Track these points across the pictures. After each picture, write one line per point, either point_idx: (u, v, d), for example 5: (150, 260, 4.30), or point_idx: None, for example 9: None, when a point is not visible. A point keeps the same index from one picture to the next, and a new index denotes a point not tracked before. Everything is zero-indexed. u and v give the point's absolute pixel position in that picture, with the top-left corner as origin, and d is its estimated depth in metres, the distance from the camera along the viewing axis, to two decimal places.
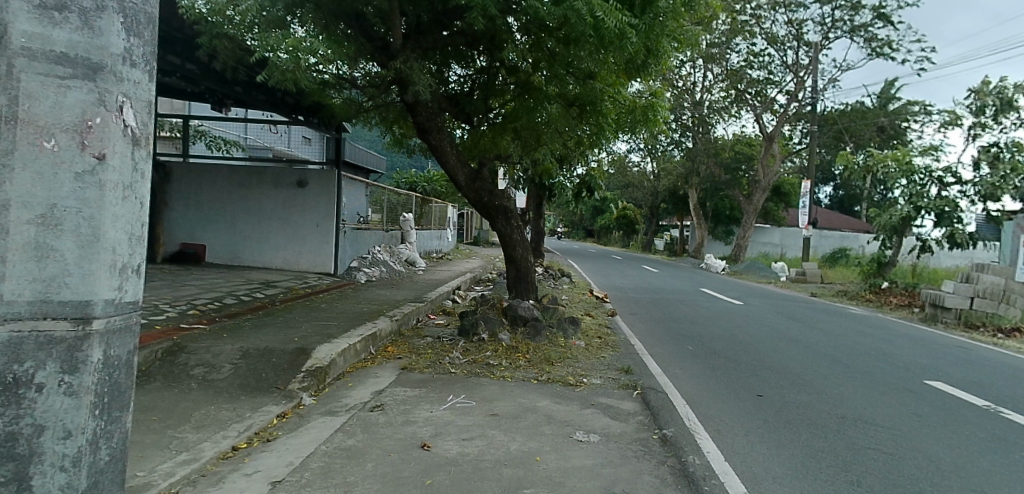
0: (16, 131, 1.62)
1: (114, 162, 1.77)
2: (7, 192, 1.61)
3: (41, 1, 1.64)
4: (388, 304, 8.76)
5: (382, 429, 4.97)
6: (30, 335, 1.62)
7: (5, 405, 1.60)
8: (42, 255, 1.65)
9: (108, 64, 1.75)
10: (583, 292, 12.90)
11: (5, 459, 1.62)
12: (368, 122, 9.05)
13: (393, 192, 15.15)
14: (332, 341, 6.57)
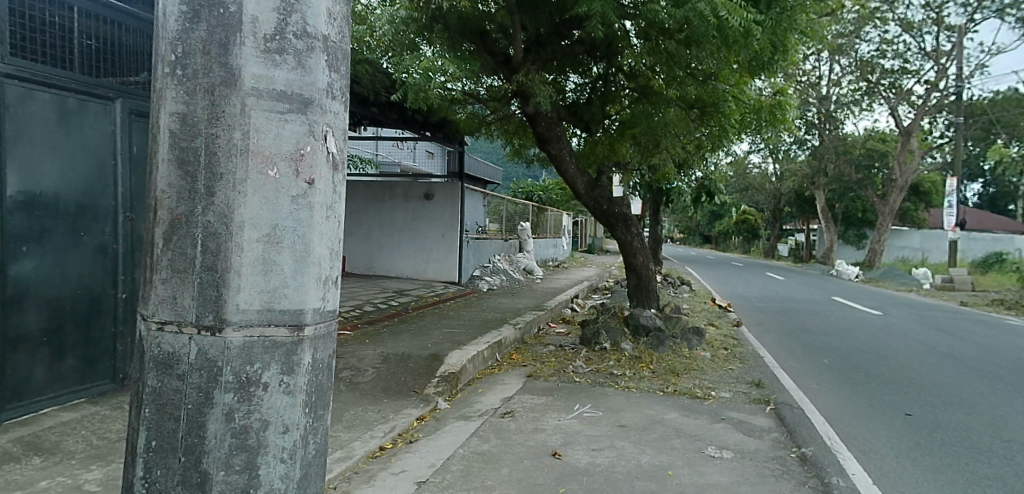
0: (248, 161, 1.82)
1: (321, 186, 1.93)
2: (241, 214, 1.81)
3: (266, 47, 1.85)
4: (510, 313, 8.93)
5: (514, 435, 5.07)
6: (259, 340, 1.81)
7: (239, 401, 1.78)
8: (268, 268, 1.83)
9: (316, 99, 1.93)
10: (705, 301, 12.46)
11: (239, 450, 1.79)
12: (490, 135, 9.35)
13: (508, 202, 15.46)
14: (461, 347, 6.82)
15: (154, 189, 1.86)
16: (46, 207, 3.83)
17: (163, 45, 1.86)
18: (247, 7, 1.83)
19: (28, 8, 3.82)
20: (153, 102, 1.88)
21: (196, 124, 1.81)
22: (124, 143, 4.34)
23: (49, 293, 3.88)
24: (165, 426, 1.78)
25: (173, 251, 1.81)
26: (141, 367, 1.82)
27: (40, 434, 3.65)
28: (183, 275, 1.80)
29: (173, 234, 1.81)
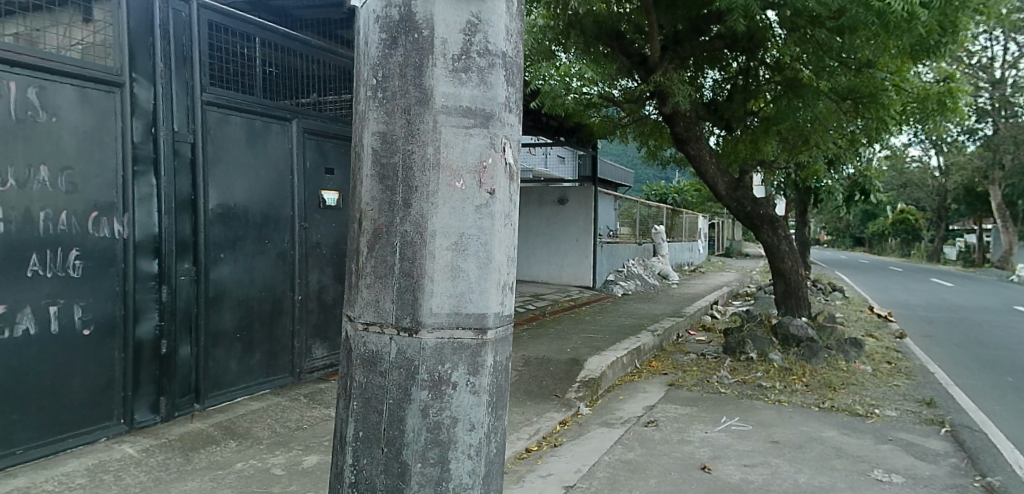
0: (437, 174, 1.93)
1: (499, 196, 2.02)
2: (433, 223, 1.93)
3: (453, 66, 1.96)
4: (648, 319, 8.76)
5: (660, 445, 4.95)
6: (449, 342, 1.91)
7: (433, 399, 1.90)
8: (456, 274, 1.94)
9: (496, 113, 2.02)
10: (861, 310, 11.43)
11: (433, 444, 1.91)
12: (624, 137, 9.25)
13: (641, 205, 15.18)
14: (601, 353, 6.80)
15: (360, 202, 2.03)
16: (238, 218, 4.25)
17: (366, 72, 2.03)
18: (437, 30, 1.95)
19: (224, 42, 4.25)
20: (359, 123, 2.06)
21: (395, 142, 1.96)
22: (300, 159, 4.69)
23: (241, 295, 4.25)
24: (371, 418, 1.92)
25: (376, 257, 1.96)
26: (349, 362, 1.98)
27: (235, 420, 4.02)
28: (384, 280, 1.95)
29: (376, 242, 1.96)
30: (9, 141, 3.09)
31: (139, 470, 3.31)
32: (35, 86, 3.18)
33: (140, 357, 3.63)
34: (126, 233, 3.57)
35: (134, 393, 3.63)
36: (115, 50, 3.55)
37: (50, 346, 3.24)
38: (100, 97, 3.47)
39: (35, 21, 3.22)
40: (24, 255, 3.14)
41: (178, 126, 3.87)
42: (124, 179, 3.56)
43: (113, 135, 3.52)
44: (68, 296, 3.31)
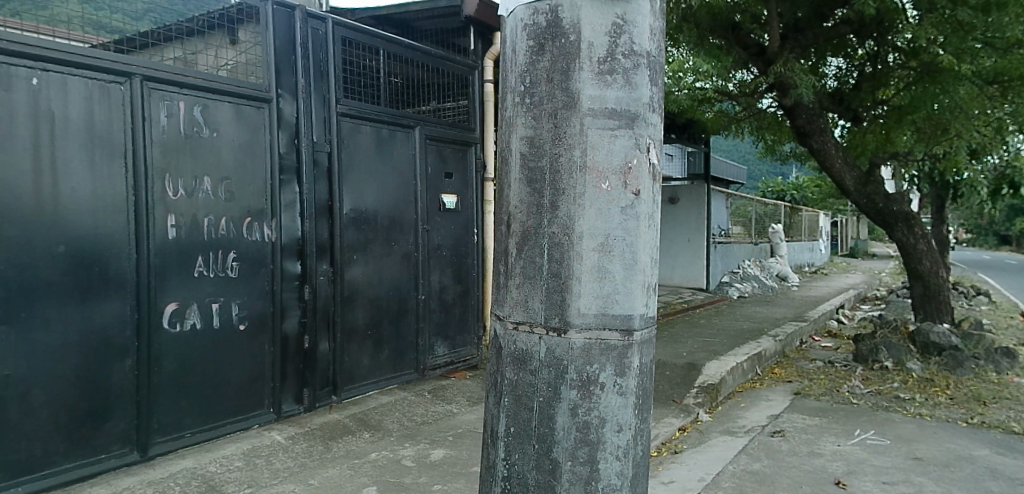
0: (583, 176, 1.77)
1: (645, 197, 1.81)
2: (579, 224, 1.77)
3: (597, 67, 1.77)
4: (768, 323, 8.35)
5: (788, 457, 4.70)
6: (596, 343, 1.76)
7: (580, 398, 1.77)
8: (602, 275, 1.77)
9: (641, 113, 1.81)
10: (1013, 316, 10.24)
11: (581, 443, 1.79)
12: (740, 133, 8.91)
13: (756, 203, 14.52)
14: (720, 358, 6.57)
15: (507, 204, 1.93)
16: (369, 222, 4.50)
17: (512, 78, 1.89)
18: (584, 33, 1.77)
19: (355, 57, 4.51)
20: (506, 128, 1.94)
21: (543, 146, 1.82)
22: (422, 164, 4.89)
23: (371, 295, 4.49)
24: (521, 415, 1.85)
25: (524, 258, 1.85)
26: (499, 360, 1.93)
27: (368, 413, 4.25)
28: (532, 280, 1.84)
29: (523, 244, 1.84)
30: (180, 153, 3.43)
31: (287, 456, 3.57)
32: (200, 104, 3.53)
33: (286, 351, 3.93)
34: (274, 237, 3.88)
35: (281, 384, 3.92)
36: (262, 69, 3.89)
37: (213, 340, 3.55)
38: (252, 112, 3.80)
39: (191, 45, 3.58)
40: (192, 257, 3.47)
41: (317, 137, 4.16)
42: (272, 187, 3.87)
43: (263, 147, 3.85)
44: (227, 295, 3.62)
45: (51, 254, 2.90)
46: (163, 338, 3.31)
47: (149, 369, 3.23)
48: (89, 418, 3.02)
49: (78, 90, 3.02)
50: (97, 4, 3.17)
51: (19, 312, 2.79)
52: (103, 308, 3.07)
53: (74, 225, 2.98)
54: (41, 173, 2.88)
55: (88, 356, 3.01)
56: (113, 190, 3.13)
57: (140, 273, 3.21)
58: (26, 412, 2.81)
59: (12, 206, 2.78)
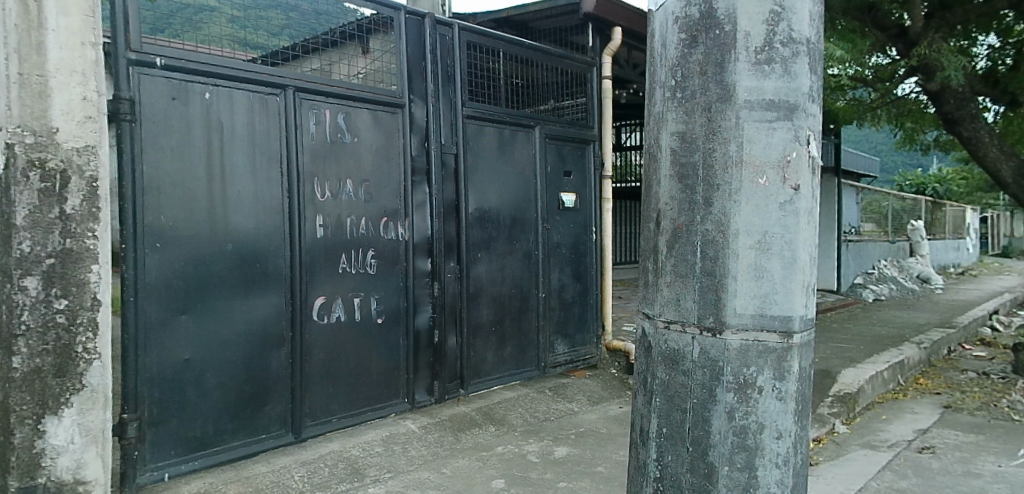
0: (736, 170, 1.51)
1: (807, 192, 1.52)
2: (734, 221, 1.51)
3: (754, 56, 1.49)
4: (911, 329, 7.64)
5: (940, 476, 4.27)
6: (753, 345, 1.50)
7: (736, 401, 1.51)
8: (762, 273, 1.50)
9: (801, 103, 1.51)
10: None
11: (738, 448, 1.52)
12: (876, 122, 8.28)
13: (893, 198, 13.39)
14: (857, 366, 6.10)
15: (653, 197, 1.69)
16: (492, 221, 4.61)
17: (661, 71, 1.65)
18: (740, 23, 1.50)
19: (477, 60, 4.61)
20: (653, 126, 1.69)
21: (695, 142, 1.56)
22: (542, 163, 4.94)
23: (495, 291, 4.59)
24: (674, 415, 1.60)
25: (675, 256, 1.60)
26: (648, 358, 1.68)
27: (493, 406, 4.35)
28: (684, 279, 1.58)
29: (674, 242, 1.60)
30: (326, 157, 3.69)
31: (420, 445, 3.75)
32: (343, 112, 3.77)
33: (418, 344, 4.10)
34: (407, 236, 4.07)
35: (414, 376, 4.10)
36: (395, 76, 4.09)
37: (355, 332, 3.78)
38: (387, 118, 4.01)
39: (328, 55, 3.78)
40: (336, 255, 3.71)
41: (444, 140, 4.32)
42: (405, 189, 4.07)
43: (397, 151, 4.05)
44: (367, 290, 3.85)
45: (221, 252, 3.21)
46: (312, 329, 3.57)
47: (301, 358, 3.49)
48: (252, 401, 3.31)
49: (242, 102, 3.32)
50: (243, 22, 3.40)
51: (198, 304, 3.12)
52: (264, 301, 3.36)
53: (241, 226, 3.29)
54: (213, 178, 3.20)
55: (251, 345, 3.30)
56: (271, 193, 3.42)
57: (293, 269, 3.48)
58: (202, 393, 3.13)
59: (191, 209, 3.11)
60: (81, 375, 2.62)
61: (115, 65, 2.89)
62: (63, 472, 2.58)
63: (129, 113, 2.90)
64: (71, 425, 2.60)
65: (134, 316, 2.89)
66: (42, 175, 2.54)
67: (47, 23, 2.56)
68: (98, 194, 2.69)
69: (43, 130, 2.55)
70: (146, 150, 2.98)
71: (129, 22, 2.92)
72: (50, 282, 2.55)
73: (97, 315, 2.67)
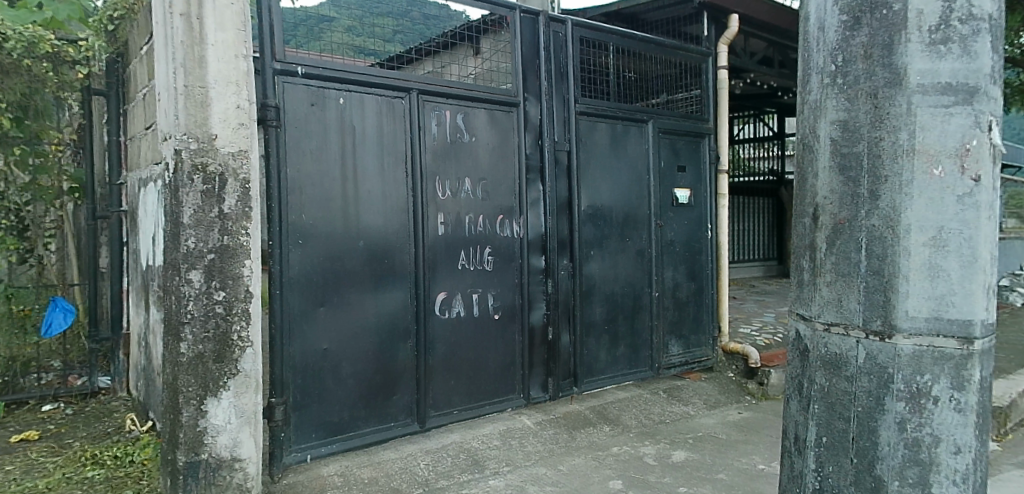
0: (908, 160, 1.30)
1: (992, 184, 1.28)
2: (904, 214, 1.30)
3: (929, 35, 1.29)
4: None
5: None
6: (928, 352, 1.29)
7: (909, 411, 1.31)
8: (937, 272, 1.28)
9: (983, 86, 1.28)
10: None
11: (910, 463, 1.32)
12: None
13: None
14: (1009, 377, 5.49)
15: (806, 187, 1.49)
16: (605, 218, 4.56)
17: (816, 58, 1.46)
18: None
19: (588, 55, 4.57)
20: (807, 114, 1.50)
21: (860, 131, 1.37)
22: (655, 159, 4.85)
23: (608, 289, 4.55)
24: (836, 425, 1.41)
25: (836, 254, 1.40)
26: (803, 363, 1.49)
27: (606, 406, 4.30)
28: (847, 278, 1.38)
29: (835, 238, 1.40)
30: (447, 157, 3.79)
31: (537, 440, 3.77)
32: (461, 112, 3.86)
33: (533, 340, 4.13)
34: (522, 233, 4.10)
35: (530, 372, 4.12)
36: (510, 75, 4.13)
37: (474, 327, 3.86)
38: (503, 117, 4.06)
39: (442, 58, 3.92)
40: (457, 252, 3.81)
41: (558, 136, 4.32)
42: (520, 187, 4.10)
43: (513, 149, 4.09)
44: (484, 286, 3.92)
45: (353, 248, 3.38)
46: (435, 323, 3.68)
47: (425, 350, 3.61)
48: (382, 391, 3.46)
49: (371, 105, 3.48)
50: (359, 30, 3.53)
51: (334, 297, 3.30)
52: (391, 295, 3.51)
53: (371, 224, 3.44)
54: (346, 178, 3.37)
55: (380, 337, 3.45)
56: (397, 192, 3.56)
57: (418, 265, 3.60)
58: (338, 381, 3.30)
59: (328, 207, 3.30)
60: (235, 361, 2.79)
61: (262, 75, 3.11)
62: (222, 449, 2.74)
63: (274, 120, 3.11)
64: (228, 406, 2.77)
65: (279, 308, 3.09)
66: (204, 178, 2.77)
67: (207, 38, 2.80)
68: (249, 194, 2.88)
69: (205, 136, 2.78)
70: (289, 153, 3.18)
71: (275, 35, 3.14)
72: (211, 275, 2.76)
73: (249, 307, 2.85)
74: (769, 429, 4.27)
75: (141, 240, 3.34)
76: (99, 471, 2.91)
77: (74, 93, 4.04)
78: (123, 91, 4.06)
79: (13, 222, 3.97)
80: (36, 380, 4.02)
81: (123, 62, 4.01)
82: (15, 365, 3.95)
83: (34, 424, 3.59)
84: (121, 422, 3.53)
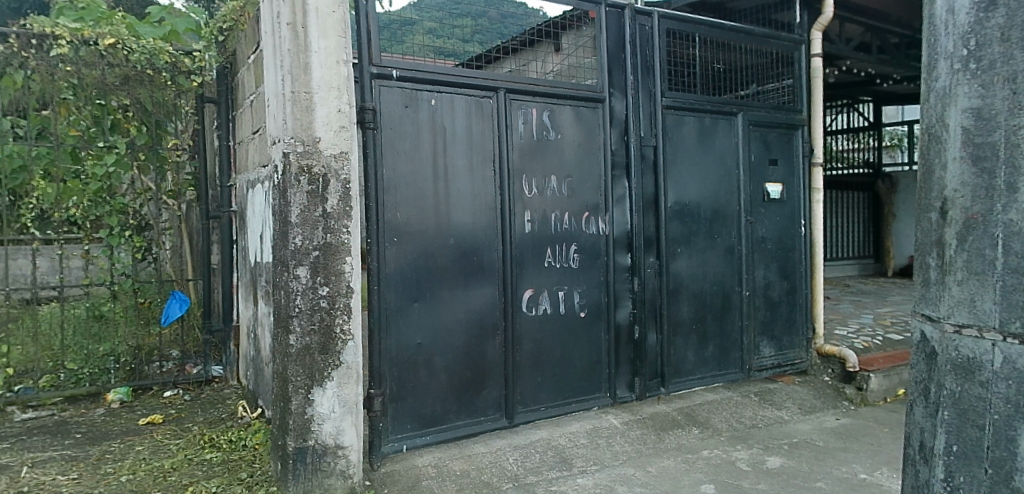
0: None
1: None
2: None
3: None
4: None
5: None
6: None
7: None
8: None
9: None
10: None
11: None
12: None
13: None
14: None
15: (935, 180, 1.42)
16: (692, 215, 4.46)
17: (945, 42, 1.40)
18: None
19: (675, 47, 4.47)
20: (934, 103, 1.43)
21: (996, 119, 1.29)
22: (744, 153, 4.70)
23: (696, 288, 4.45)
24: (971, 434, 1.32)
25: (969, 251, 1.32)
26: (932, 366, 1.41)
27: (695, 408, 4.20)
28: (981, 277, 1.30)
29: (967, 234, 1.32)
30: (534, 155, 3.82)
31: (624, 440, 3.73)
32: (547, 110, 3.87)
33: (619, 339, 4.09)
34: (608, 231, 4.06)
35: (616, 371, 4.09)
36: (595, 71, 4.11)
37: (560, 324, 3.87)
38: (588, 113, 4.04)
39: (524, 55, 4.03)
40: (543, 249, 3.83)
41: (644, 132, 4.25)
42: (606, 184, 4.07)
43: (598, 146, 4.07)
44: (571, 284, 3.91)
45: (444, 246, 3.46)
46: (522, 320, 3.72)
47: (513, 347, 3.65)
48: (472, 385, 3.53)
49: (461, 106, 3.55)
50: (439, 32, 3.62)
51: (426, 293, 3.39)
52: (481, 292, 3.57)
53: (460, 223, 3.52)
54: (438, 178, 3.46)
55: (471, 333, 3.52)
56: (486, 191, 3.62)
57: (506, 263, 3.65)
58: (431, 375, 3.40)
59: (421, 206, 3.39)
60: (339, 353, 2.93)
61: (361, 80, 3.23)
62: (327, 436, 2.88)
63: (372, 122, 3.22)
64: (333, 396, 2.90)
65: (377, 303, 3.22)
66: (309, 179, 2.91)
67: (311, 45, 2.93)
68: (349, 194, 3.00)
69: (310, 140, 2.92)
70: (385, 154, 3.30)
71: (372, 40, 3.26)
72: (316, 271, 2.90)
73: (351, 301, 2.98)
74: (870, 436, 4.04)
75: (250, 238, 3.56)
76: (216, 454, 3.13)
77: (190, 101, 4.36)
78: (233, 98, 4.35)
79: (137, 223, 4.32)
80: (158, 368, 4.39)
81: (231, 71, 4.30)
82: (140, 354, 4.33)
83: (158, 409, 3.90)
84: (233, 409, 3.79)
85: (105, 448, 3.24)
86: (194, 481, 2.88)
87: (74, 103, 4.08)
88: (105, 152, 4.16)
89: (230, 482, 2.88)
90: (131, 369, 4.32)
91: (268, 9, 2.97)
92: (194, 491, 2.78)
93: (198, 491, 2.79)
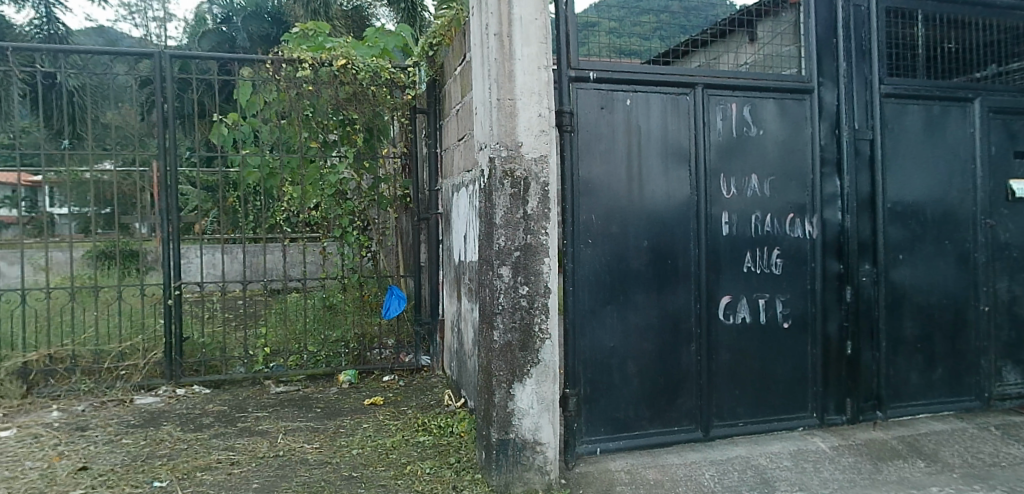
0: None
1: None
2: None
3: None
4: None
5: None
6: None
7: None
8: None
9: None
10: None
11: None
12: None
13: None
14: None
15: None
16: (917, 217, 3.91)
17: None
18: None
19: (895, 27, 3.94)
20: None
21: None
22: (984, 145, 4.03)
23: (920, 300, 3.90)
24: None
25: None
26: None
27: (919, 438, 3.66)
28: None
29: None
30: (733, 154, 3.61)
31: (834, 467, 3.32)
32: (748, 104, 3.64)
33: (828, 354, 3.72)
34: (816, 233, 3.71)
35: (825, 389, 3.72)
36: (800, 60, 3.79)
37: (761, 335, 3.62)
38: (794, 106, 3.72)
39: (715, 48, 3.75)
40: (742, 253, 3.61)
41: (858, 124, 3.80)
42: (814, 182, 3.72)
43: (805, 141, 3.73)
44: (772, 291, 3.64)
45: (638, 247, 3.40)
46: (719, 328, 3.54)
47: (709, 355, 3.49)
48: (665, 393, 3.44)
49: (657, 104, 3.46)
50: (620, 32, 3.56)
51: (620, 295, 3.36)
52: (675, 296, 3.46)
53: (655, 225, 3.44)
54: (632, 179, 3.41)
55: (665, 338, 3.43)
56: (682, 191, 3.50)
57: (702, 266, 3.49)
58: (624, 379, 3.37)
59: (616, 208, 3.37)
60: (538, 351, 3.00)
61: (559, 83, 3.27)
62: (526, 431, 2.97)
63: (569, 125, 3.25)
64: (531, 392, 2.99)
65: (572, 303, 3.25)
66: (511, 182, 3.01)
67: (515, 53, 3.03)
68: (547, 196, 3.05)
69: (513, 145, 3.02)
70: (580, 156, 3.32)
71: (570, 44, 3.29)
72: (517, 271, 2.99)
73: (549, 301, 3.03)
74: None
75: (454, 238, 3.81)
76: (428, 437, 3.41)
77: (402, 112, 4.82)
78: (439, 108, 4.71)
79: (360, 223, 4.83)
80: (379, 354, 4.86)
81: (439, 84, 4.64)
82: (364, 340, 4.84)
83: (378, 391, 4.34)
84: (440, 397, 4.10)
85: (339, 423, 3.67)
86: (411, 461, 3.16)
87: (312, 118, 4.67)
88: (336, 162, 4.73)
89: (441, 464, 3.12)
90: (357, 355, 4.85)
91: (477, 22, 3.14)
92: (412, 470, 3.06)
93: (415, 471, 3.05)
